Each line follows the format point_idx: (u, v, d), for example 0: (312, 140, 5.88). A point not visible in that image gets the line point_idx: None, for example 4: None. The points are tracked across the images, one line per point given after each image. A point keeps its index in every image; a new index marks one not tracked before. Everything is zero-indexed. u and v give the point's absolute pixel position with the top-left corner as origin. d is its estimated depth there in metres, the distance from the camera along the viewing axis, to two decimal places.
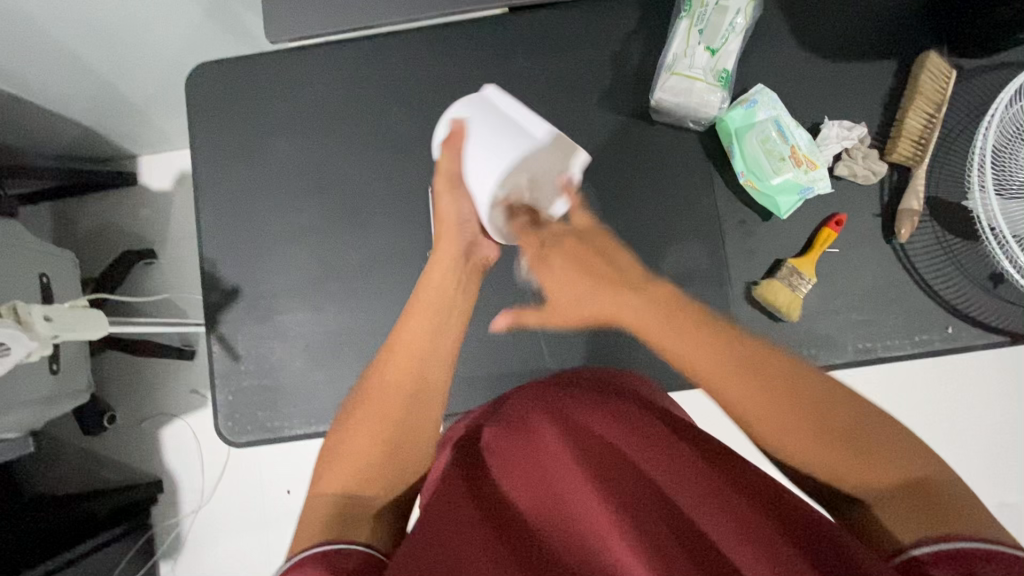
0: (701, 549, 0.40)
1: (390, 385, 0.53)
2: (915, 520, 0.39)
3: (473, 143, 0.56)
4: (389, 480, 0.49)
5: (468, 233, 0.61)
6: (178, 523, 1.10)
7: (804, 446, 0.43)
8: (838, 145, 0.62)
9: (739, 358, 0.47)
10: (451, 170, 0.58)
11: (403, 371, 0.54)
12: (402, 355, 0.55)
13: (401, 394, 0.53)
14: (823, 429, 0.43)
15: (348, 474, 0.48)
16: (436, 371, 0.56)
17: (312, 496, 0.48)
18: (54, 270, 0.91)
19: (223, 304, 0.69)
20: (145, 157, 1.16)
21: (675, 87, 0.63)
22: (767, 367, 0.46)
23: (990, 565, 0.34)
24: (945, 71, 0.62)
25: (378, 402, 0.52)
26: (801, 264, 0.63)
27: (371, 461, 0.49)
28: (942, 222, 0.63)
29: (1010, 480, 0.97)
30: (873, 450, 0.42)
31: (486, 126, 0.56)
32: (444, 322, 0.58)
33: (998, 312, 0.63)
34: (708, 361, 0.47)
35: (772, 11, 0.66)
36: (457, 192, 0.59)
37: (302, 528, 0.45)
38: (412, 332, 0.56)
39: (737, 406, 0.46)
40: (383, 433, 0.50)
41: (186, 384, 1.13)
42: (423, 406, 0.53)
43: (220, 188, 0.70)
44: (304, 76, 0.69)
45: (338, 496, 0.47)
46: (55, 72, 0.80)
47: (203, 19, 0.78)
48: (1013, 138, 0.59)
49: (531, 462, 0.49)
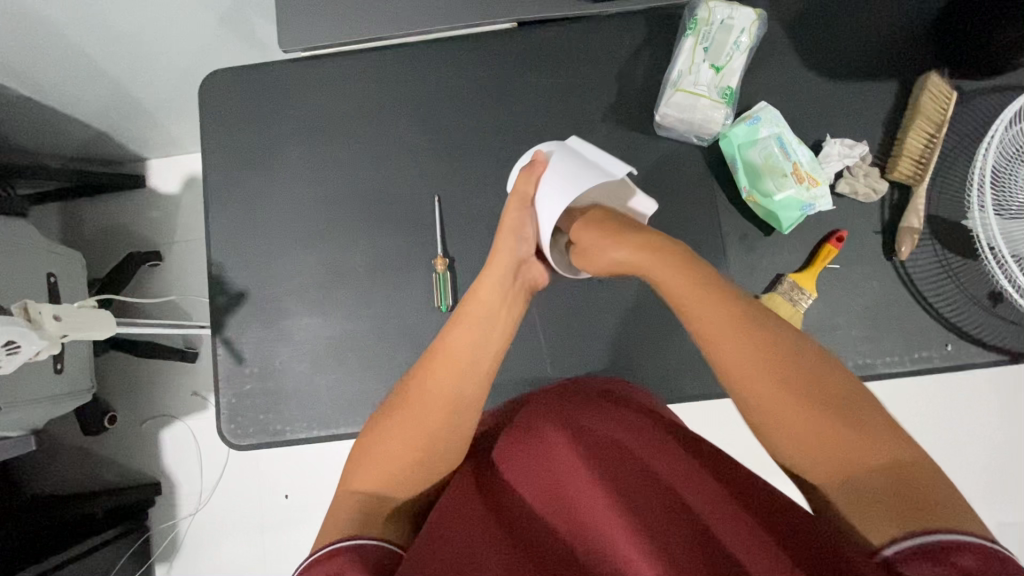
0: (709, 547, 0.42)
1: (432, 399, 0.53)
2: (897, 515, 0.39)
3: (554, 174, 0.59)
4: (420, 483, 0.51)
5: (519, 250, 0.58)
6: (176, 525, 1.10)
7: (783, 412, 0.44)
8: (840, 162, 0.63)
9: (755, 333, 0.47)
10: (524, 192, 0.59)
11: (444, 386, 0.53)
12: (447, 371, 0.54)
13: (444, 409, 0.53)
14: (802, 399, 0.44)
15: (380, 474, 0.50)
16: (476, 390, 0.54)
17: (342, 492, 0.51)
18: (62, 269, 0.92)
19: (230, 307, 0.70)
20: (155, 160, 1.17)
21: (680, 104, 0.64)
22: (773, 338, 0.47)
23: (967, 555, 0.35)
24: (948, 93, 0.63)
25: (418, 413, 0.52)
26: (802, 279, 0.63)
27: (403, 467, 0.51)
28: (942, 240, 0.64)
29: (1010, 501, 0.97)
30: (864, 437, 0.42)
31: (568, 162, 0.60)
32: (487, 337, 0.56)
33: (996, 330, 0.64)
34: (731, 341, 0.47)
35: (776, 30, 0.67)
36: (525, 212, 0.59)
37: (330, 524, 0.48)
38: (462, 346, 0.55)
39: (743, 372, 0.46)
40: (424, 442, 0.51)
41: (188, 386, 1.14)
42: (458, 424, 0.53)
43: (230, 192, 0.71)
44: (315, 84, 0.71)
45: (367, 494, 0.50)
46: (71, 75, 0.82)
47: (217, 26, 0.80)
48: (1012, 159, 0.60)
49: (537, 458, 0.51)
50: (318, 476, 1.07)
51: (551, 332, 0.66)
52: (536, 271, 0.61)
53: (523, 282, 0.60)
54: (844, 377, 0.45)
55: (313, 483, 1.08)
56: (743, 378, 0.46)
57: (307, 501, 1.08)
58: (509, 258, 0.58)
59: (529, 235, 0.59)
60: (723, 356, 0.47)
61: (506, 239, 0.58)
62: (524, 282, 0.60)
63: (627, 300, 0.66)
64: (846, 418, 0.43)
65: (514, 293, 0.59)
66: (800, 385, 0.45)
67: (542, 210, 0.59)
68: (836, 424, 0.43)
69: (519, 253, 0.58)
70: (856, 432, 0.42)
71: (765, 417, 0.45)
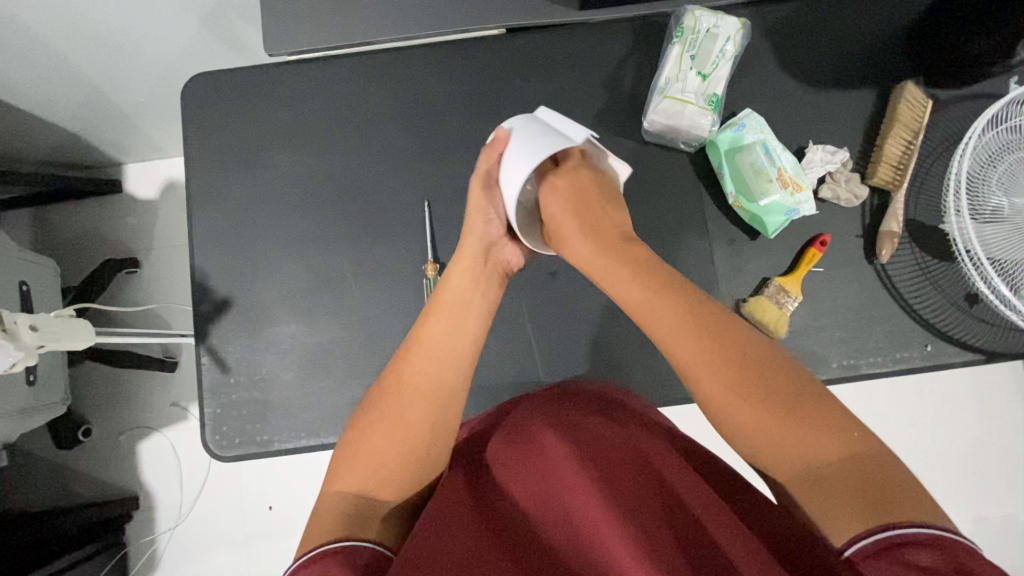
0: (699, 546, 0.43)
1: (408, 390, 0.52)
2: (862, 510, 0.40)
3: (514, 151, 0.57)
4: (407, 481, 0.51)
5: (490, 233, 0.58)
6: (154, 541, 1.07)
7: (748, 414, 0.46)
8: (822, 168, 0.65)
9: (707, 330, 0.49)
10: (487, 171, 0.58)
11: (422, 376, 0.53)
12: (418, 361, 0.54)
13: (421, 399, 0.52)
14: (767, 407, 0.45)
15: (364, 472, 0.50)
16: (454, 378, 0.54)
17: (327, 495, 0.50)
18: (34, 278, 0.89)
19: (214, 315, 0.68)
20: (132, 165, 1.15)
21: (667, 110, 0.65)
22: (723, 330, 0.49)
23: (924, 551, 0.37)
24: (923, 101, 0.65)
25: (394, 406, 0.52)
26: (787, 282, 0.65)
27: (387, 465, 0.50)
28: (920, 245, 0.66)
29: (985, 496, 1.00)
30: (830, 442, 0.43)
31: (531, 139, 0.57)
32: (462, 324, 0.55)
33: (974, 331, 0.66)
34: (687, 342, 0.48)
35: (759, 39, 0.68)
36: (491, 192, 0.58)
37: (314, 528, 0.47)
38: (432, 334, 0.55)
39: (690, 368, 0.48)
40: (405, 434, 0.51)
41: (168, 396, 1.11)
42: (441, 411, 0.52)
43: (213, 198, 0.70)
44: (301, 88, 0.70)
45: (354, 496, 0.49)
46: (45, 77, 0.79)
47: (199, 29, 0.79)
48: (985, 165, 0.62)
49: (531, 464, 0.51)
50: (304, 485, 1.06)
51: (542, 337, 0.66)
52: (509, 252, 0.60)
53: (496, 265, 0.59)
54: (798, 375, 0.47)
55: (297, 495, 1.06)
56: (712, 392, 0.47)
57: (291, 513, 1.06)
58: (479, 243, 0.58)
59: (499, 216, 0.59)
60: (682, 358, 0.49)
61: (476, 223, 0.58)
62: (497, 266, 0.60)
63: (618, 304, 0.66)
64: (810, 423, 0.44)
65: (488, 279, 0.58)
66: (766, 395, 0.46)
67: (508, 189, 0.58)
68: (784, 421, 0.45)
69: (489, 234, 0.58)
70: (819, 427, 0.44)
71: (730, 422, 0.47)
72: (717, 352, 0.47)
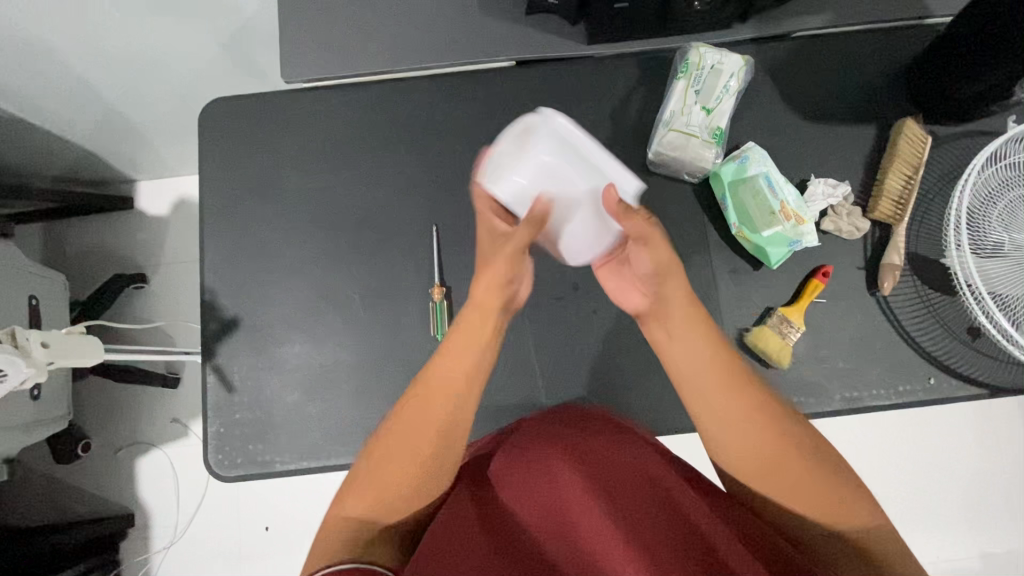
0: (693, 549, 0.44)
1: (427, 427, 0.50)
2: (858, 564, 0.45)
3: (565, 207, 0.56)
4: (413, 504, 0.50)
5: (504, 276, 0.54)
6: (148, 560, 1.06)
7: (773, 471, 0.47)
8: (824, 202, 0.66)
9: (740, 385, 0.49)
10: (528, 237, 0.53)
11: (439, 414, 0.50)
12: (436, 399, 0.50)
13: (440, 437, 0.50)
14: (799, 467, 0.47)
15: (371, 501, 0.49)
16: (465, 415, 0.52)
17: (331, 519, 0.49)
18: (45, 292, 0.90)
19: (222, 333, 0.69)
20: (145, 182, 1.17)
21: (672, 142, 0.66)
22: (754, 388, 0.49)
23: None
24: (922, 137, 0.67)
25: (412, 441, 0.49)
26: (790, 313, 0.65)
27: (398, 493, 0.49)
28: (922, 278, 0.67)
29: (992, 533, 0.99)
30: (829, 488, 0.46)
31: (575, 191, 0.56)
32: (482, 358, 0.53)
33: (977, 365, 0.66)
34: (719, 391, 0.49)
35: (762, 75, 0.70)
36: (516, 256, 0.54)
37: (321, 550, 0.48)
38: (452, 372, 0.51)
39: (717, 416, 0.49)
40: (422, 468, 0.49)
41: (169, 412, 1.11)
42: (455, 447, 0.51)
43: (224, 219, 0.71)
44: (315, 113, 0.72)
45: (360, 520, 0.49)
46: (65, 96, 0.82)
47: (218, 54, 0.81)
48: (985, 201, 0.63)
49: (532, 479, 0.52)
50: (303, 505, 1.05)
51: (545, 363, 0.67)
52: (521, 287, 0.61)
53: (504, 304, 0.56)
54: (817, 437, 0.48)
55: (296, 516, 1.05)
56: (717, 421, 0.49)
57: (288, 535, 1.04)
58: (494, 285, 0.53)
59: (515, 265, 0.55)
60: (710, 405, 0.49)
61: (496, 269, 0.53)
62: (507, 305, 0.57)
63: (622, 330, 0.67)
64: (828, 484, 0.46)
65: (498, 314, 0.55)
66: (779, 436, 0.47)
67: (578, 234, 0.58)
68: (804, 479, 0.46)
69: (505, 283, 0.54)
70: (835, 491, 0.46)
71: (751, 472, 0.48)
72: (749, 406, 0.48)
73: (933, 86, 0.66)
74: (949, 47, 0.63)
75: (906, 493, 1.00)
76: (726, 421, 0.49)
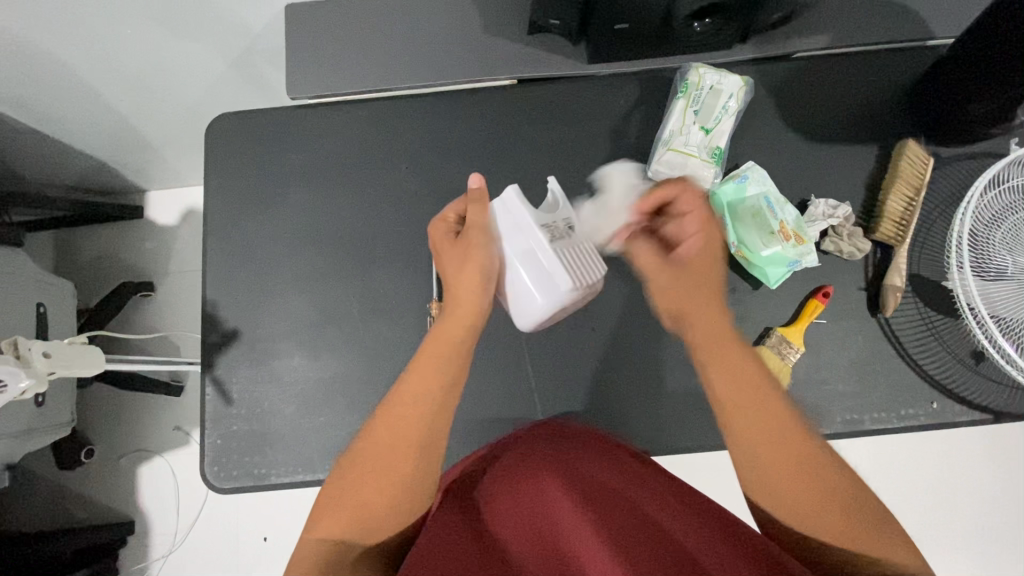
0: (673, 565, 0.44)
1: (392, 446, 0.48)
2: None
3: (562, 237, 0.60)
4: (386, 526, 0.49)
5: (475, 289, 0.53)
6: (147, 568, 1.06)
7: (781, 475, 0.44)
8: (825, 222, 0.65)
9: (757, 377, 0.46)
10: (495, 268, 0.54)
11: (405, 431, 0.49)
12: (396, 415, 0.49)
13: (404, 454, 0.48)
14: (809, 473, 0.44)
15: (343, 523, 0.48)
16: (433, 430, 0.49)
17: (303, 542, 0.48)
18: (52, 300, 0.92)
19: (222, 345, 0.69)
20: (155, 193, 1.19)
21: (670, 161, 0.67)
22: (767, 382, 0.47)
23: None
24: (924, 158, 0.66)
25: (378, 461, 0.48)
26: (789, 334, 0.65)
27: (370, 515, 0.48)
28: (924, 299, 0.66)
29: (999, 558, 0.96)
30: (843, 506, 0.43)
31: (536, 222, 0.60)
32: (449, 373, 0.51)
33: (979, 389, 0.65)
34: (736, 383, 0.47)
35: (763, 95, 0.70)
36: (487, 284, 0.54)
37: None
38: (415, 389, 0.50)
39: (730, 408, 0.47)
40: (390, 487, 0.48)
41: (171, 420, 1.11)
42: (423, 468, 0.49)
43: (228, 232, 0.72)
44: (319, 128, 0.73)
45: (332, 542, 0.47)
46: (78, 110, 0.84)
47: (227, 70, 0.83)
48: (989, 224, 0.62)
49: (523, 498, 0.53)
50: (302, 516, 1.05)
51: (542, 380, 0.67)
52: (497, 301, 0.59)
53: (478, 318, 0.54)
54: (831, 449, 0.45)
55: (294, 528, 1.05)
56: (733, 426, 0.46)
57: (285, 547, 1.04)
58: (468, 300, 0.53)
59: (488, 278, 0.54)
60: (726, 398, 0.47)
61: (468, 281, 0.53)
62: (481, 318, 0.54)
63: (620, 349, 0.67)
64: (837, 494, 0.43)
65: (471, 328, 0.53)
66: (784, 432, 0.45)
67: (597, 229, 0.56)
68: (812, 485, 0.44)
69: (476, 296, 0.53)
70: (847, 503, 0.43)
71: (758, 472, 0.45)
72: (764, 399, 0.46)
73: (937, 105, 0.66)
74: (953, 67, 0.62)
75: (911, 515, 0.98)
76: (738, 415, 0.46)
